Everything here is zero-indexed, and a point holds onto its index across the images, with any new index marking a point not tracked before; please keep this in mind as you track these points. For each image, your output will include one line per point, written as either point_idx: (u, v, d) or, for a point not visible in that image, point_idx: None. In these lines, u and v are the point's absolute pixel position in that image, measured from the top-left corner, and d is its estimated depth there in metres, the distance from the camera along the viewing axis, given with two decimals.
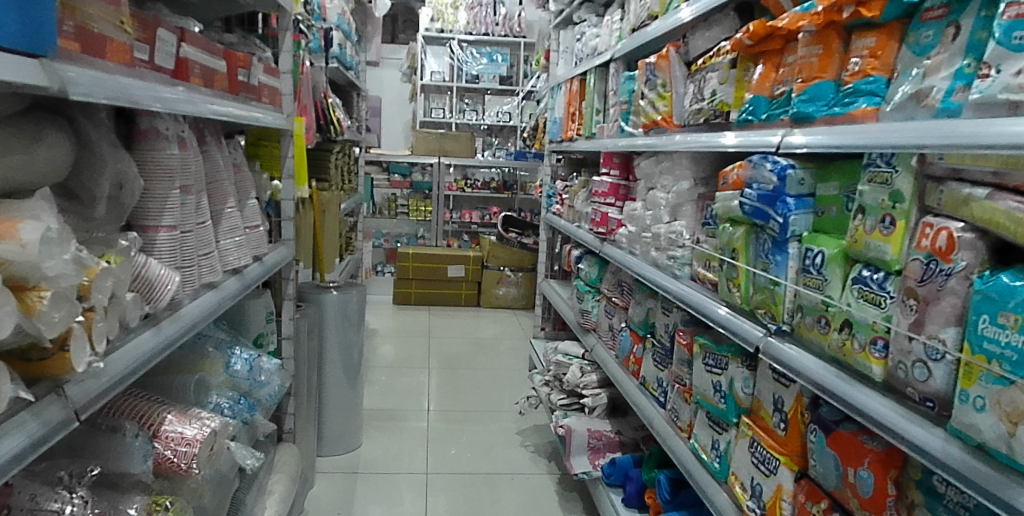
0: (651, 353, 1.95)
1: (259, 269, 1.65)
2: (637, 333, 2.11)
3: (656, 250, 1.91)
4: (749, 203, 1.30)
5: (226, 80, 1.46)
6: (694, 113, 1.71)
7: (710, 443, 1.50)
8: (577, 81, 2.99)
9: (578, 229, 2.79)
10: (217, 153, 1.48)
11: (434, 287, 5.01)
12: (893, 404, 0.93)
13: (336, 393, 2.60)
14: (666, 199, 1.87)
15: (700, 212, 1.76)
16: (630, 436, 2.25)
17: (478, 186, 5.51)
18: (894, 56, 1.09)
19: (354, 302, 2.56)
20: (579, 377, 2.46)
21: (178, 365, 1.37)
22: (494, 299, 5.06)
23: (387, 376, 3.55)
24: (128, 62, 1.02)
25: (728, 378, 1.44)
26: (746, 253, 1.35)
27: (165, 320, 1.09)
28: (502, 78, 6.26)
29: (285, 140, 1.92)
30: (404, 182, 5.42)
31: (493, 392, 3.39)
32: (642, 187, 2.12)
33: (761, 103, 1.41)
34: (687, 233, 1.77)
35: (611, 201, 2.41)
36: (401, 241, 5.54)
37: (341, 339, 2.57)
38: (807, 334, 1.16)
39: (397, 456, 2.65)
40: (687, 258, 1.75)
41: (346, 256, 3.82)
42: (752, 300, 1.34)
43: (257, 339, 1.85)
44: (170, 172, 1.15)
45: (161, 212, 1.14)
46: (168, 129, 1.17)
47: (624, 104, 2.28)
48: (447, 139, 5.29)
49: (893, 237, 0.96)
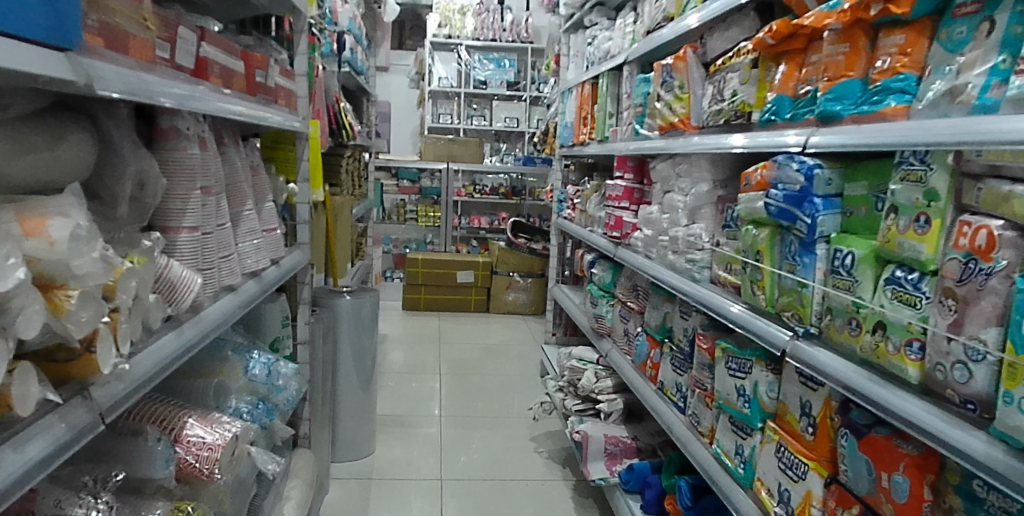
0: (669, 358, 1.94)
1: (276, 273, 1.64)
2: (654, 337, 2.10)
3: (674, 253, 1.90)
4: (775, 204, 1.28)
5: (243, 81, 1.45)
6: (714, 114, 1.70)
7: (733, 448, 1.48)
8: (589, 85, 2.97)
9: (591, 234, 2.78)
10: (235, 155, 1.48)
11: (444, 293, 5.00)
12: (930, 406, 0.90)
13: (349, 398, 2.59)
14: (684, 202, 1.86)
15: (720, 215, 1.74)
16: (647, 442, 2.23)
17: (487, 191, 5.50)
18: (925, 53, 1.08)
19: (367, 306, 2.55)
20: (594, 382, 2.44)
21: (198, 369, 1.36)
22: (504, 305, 5.04)
23: (398, 382, 3.53)
24: (150, 59, 1.01)
25: (752, 382, 1.42)
26: (771, 255, 1.33)
27: (186, 322, 1.08)
28: (509, 83, 6.26)
29: (301, 143, 1.93)
30: (413, 187, 5.41)
31: (505, 397, 3.36)
32: (658, 190, 2.10)
33: (784, 103, 1.39)
34: (706, 235, 1.76)
35: (625, 205, 2.40)
36: (410, 247, 5.53)
37: (354, 344, 2.56)
38: (837, 336, 1.13)
39: (410, 461, 2.64)
40: (706, 261, 1.73)
41: (357, 261, 3.82)
42: (778, 302, 1.32)
43: (273, 344, 1.84)
44: (192, 172, 1.14)
45: (183, 213, 1.13)
46: (189, 129, 1.16)
47: (638, 107, 2.26)
48: (455, 145, 5.29)
49: (928, 236, 0.94)
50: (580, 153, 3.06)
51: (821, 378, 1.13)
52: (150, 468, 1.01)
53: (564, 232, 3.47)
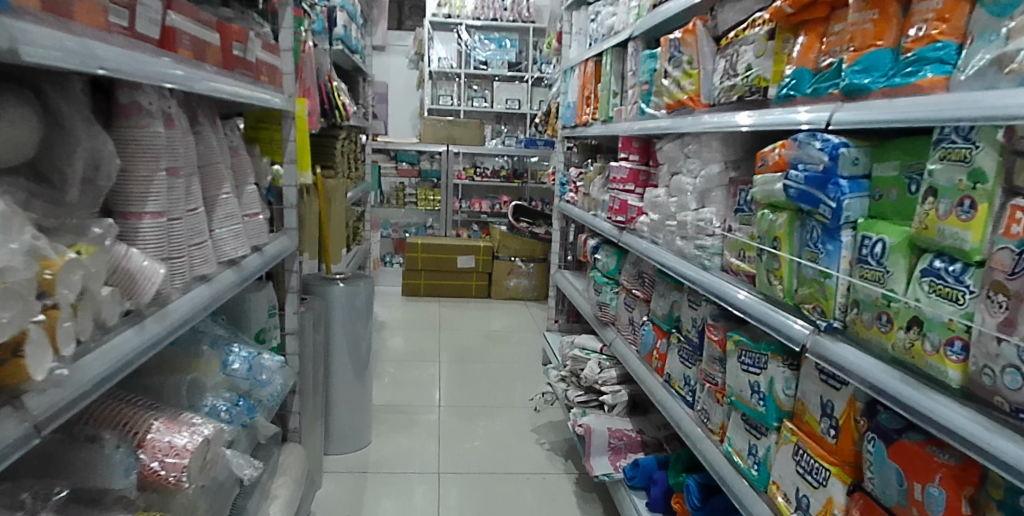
0: (677, 349, 1.84)
1: (258, 261, 1.54)
2: (661, 328, 2.00)
3: (682, 239, 1.80)
4: (795, 187, 1.18)
5: (220, 54, 1.34)
6: (726, 90, 1.58)
7: (746, 448, 1.39)
8: (592, 62, 2.85)
9: (594, 218, 2.67)
10: (212, 135, 1.37)
11: (444, 279, 4.91)
12: (974, 415, 0.80)
13: (344, 389, 2.51)
14: (693, 185, 1.75)
15: (731, 198, 1.63)
16: (652, 435, 2.14)
17: (488, 174, 5.38)
18: (966, 19, 0.95)
19: (361, 293, 2.46)
20: (598, 373, 2.35)
21: (172, 364, 1.27)
22: (505, 291, 4.95)
23: (396, 371, 3.45)
24: (104, 25, 0.90)
25: (768, 378, 1.33)
26: (790, 242, 1.23)
27: (149, 318, 0.98)
28: (511, 64, 6.12)
29: (287, 123, 1.82)
30: (412, 170, 5.29)
31: (506, 386, 3.28)
32: (665, 172, 1.99)
33: (804, 76, 1.27)
34: (717, 220, 1.65)
35: (630, 188, 2.29)
36: (409, 231, 5.42)
37: (349, 332, 2.47)
38: (865, 332, 1.03)
39: (407, 454, 2.56)
40: (717, 247, 1.63)
41: (353, 246, 3.72)
42: (796, 293, 1.22)
43: (258, 335, 1.75)
44: (156, 152, 1.04)
45: (145, 197, 1.02)
46: (152, 105, 1.05)
47: (644, 85, 2.14)
48: (455, 127, 5.21)
49: (974, 223, 0.83)
50: (582, 134, 2.95)
51: (847, 377, 1.04)
52: (110, 478, 0.95)
53: (566, 216, 3.36)
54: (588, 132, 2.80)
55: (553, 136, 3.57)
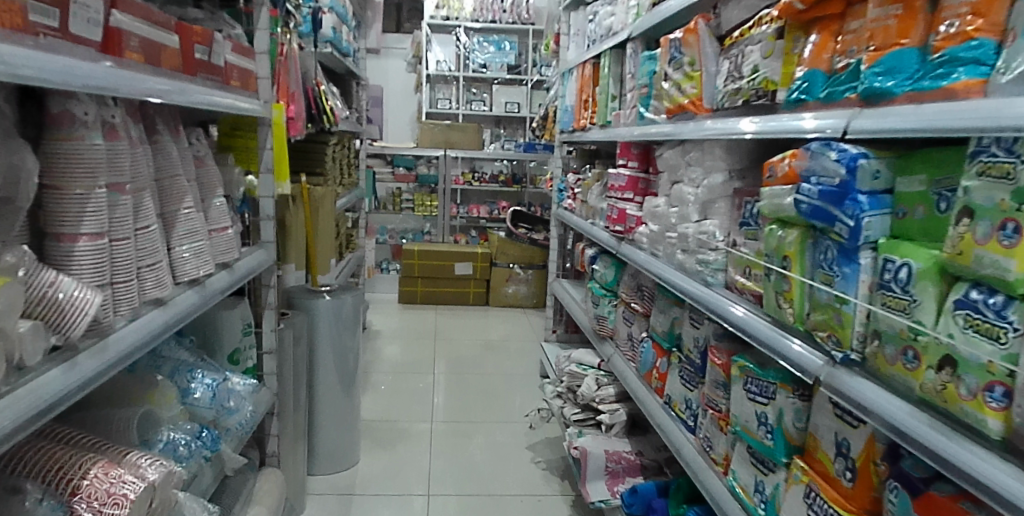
0: (677, 370, 1.73)
1: (226, 279, 1.43)
2: (660, 345, 1.89)
3: (683, 253, 1.69)
4: (807, 202, 1.07)
5: (178, 57, 1.24)
6: (730, 94, 1.47)
7: (751, 484, 1.27)
8: (590, 65, 2.74)
9: (592, 227, 2.56)
10: (172, 144, 1.27)
11: (441, 286, 4.80)
12: (1020, 473, 0.68)
13: (330, 406, 2.40)
14: (695, 195, 1.63)
15: (736, 210, 1.52)
16: (652, 458, 2.03)
17: (487, 179, 5.27)
18: (1006, 13, 0.84)
19: (348, 306, 2.35)
20: (595, 390, 2.23)
21: (124, 395, 1.16)
22: (503, 298, 4.84)
23: (389, 383, 3.33)
24: (22, 27, 0.79)
25: (776, 409, 1.22)
26: (801, 262, 1.13)
27: (82, 354, 0.87)
28: (510, 67, 6.02)
29: (263, 130, 1.71)
30: (409, 175, 5.19)
31: (502, 400, 3.17)
32: (666, 181, 1.88)
33: (817, 79, 1.17)
34: (721, 233, 1.54)
35: (629, 196, 2.18)
36: (406, 237, 5.31)
37: (335, 348, 2.36)
38: (888, 368, 0.92)
39: (396, 474, 2.45)
40: (721, 262, 1.52)
41: (346, 255, 3.62)
42: (808, 319, 1.11)
43: (231, 356, 1.64)
44: (93, 167, 0.93)
45: (80, 217, 0.92)
46: (88, 114, 0.94)
47: (643, 88, 2.03)
48: (453, 131, 5.11)
49: (1019, 250, 0.72)
50: (580, 139, 2.83)
51: (867, 418, 0.93)
52: None
53: (565, 223, 3.25)
54: (587, 137, 2.69)
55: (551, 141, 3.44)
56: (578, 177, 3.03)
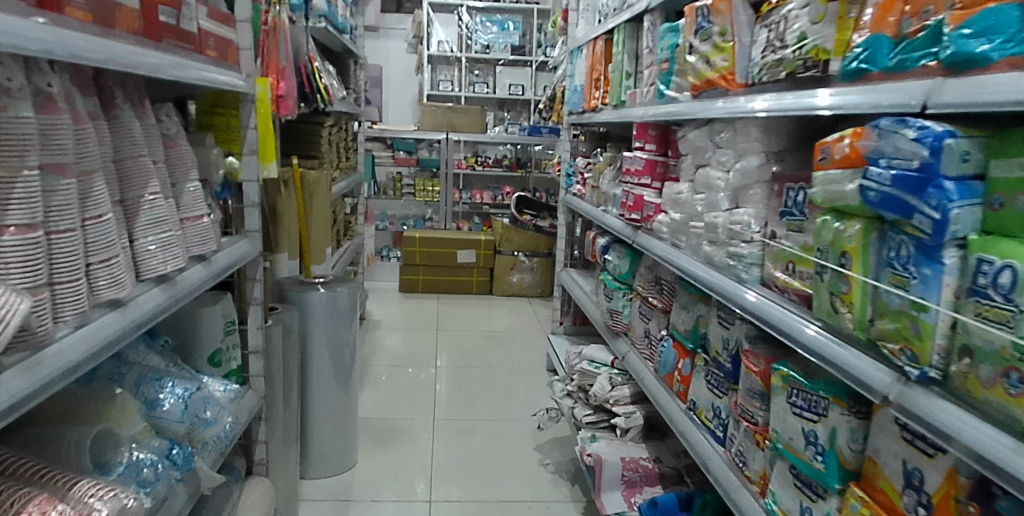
0: (704, 373, 1.59)
1: (204, 275, 1.27)
2: (682, 346, 1.73)
3: (711, 245, 1.53)
4: (876, 189, 0.91)
5: (139, 20, 1.07)
6: (770, 66, 1.28)
7: (795, 510, 1.15)
8: (601, 40, 2.55)
9: (605, 214, 2.39)
10: (135, 121, 1.10)
11: (443, 275, 4.64)
12: None
13: (326, 405, 2.25)
14: (726, 181, 1.47)
15: (774, 198, 1.35)
16: (671, 465, 1.88)
17: (490, 163, 5.08)
18: None
19: (344, 299, 2.19)
20: (609, 391, 2.08)
21: (77, 410, 1.00)
22: (507, 287, 4.68)
23: (389, 376, 3.18)
24: None
25: (827, 428, 1.09)
26: (864, 260, 0.97)
27: (6, 374, 0.70)
28: (513, 48, 5.82)
29: (246, 106, 1.54)
30: (410, 159, 5.01)
31: (507, 396, 3.02)
32: (690, 165, 1.71)
33: (882, 45, 0.99)
34: (756, 224, 1.38)
35: (647, 182, 2.01)
36: (407, 224, 5.14)
37: (330, 345, 2.21)
38: (982, 392, 0.76)
39: (397, 478, 2.30)
40: (756, 257, 1.36)
41: (343, 242, 3.46)
42: (873, 328, 0.96)
43: (212, 358, 1.49)
44: (23, 145, 0.76)
45: (6, 204, 0.75)
46: (16, 81, 0.78)
47: (663, 63, 1.85)
48: (455, 114, 4.94)
49: None
50: (591, 121, 2.65)
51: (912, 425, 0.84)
52: None
53: (573, 210, 3.08)
54: (599, 118, 2.50)
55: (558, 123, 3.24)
56: (588, 162, 2.85)
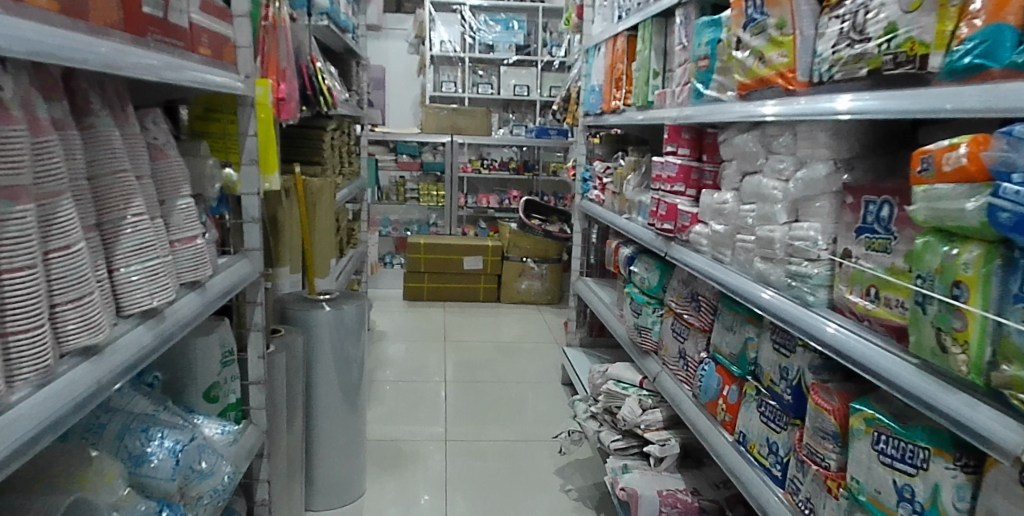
0: (755, 404, 1.42)
1: (196, 305, 1.10)
2: (728, 371, 1.57)
3: (765, 262, 1.37)
4: (1010, 210, 0.75)
5: (120, 11, 0.90)
6: (845, 63, 1.12)
7: None
8: (621, 38, 2.38)
9: (629, 223, 2.22)
10: (115, 130, 0.94)
11: (449, 282, 4.48)
12: None
13: (331, 431, 2.08)
14: (784, 191, 1.31)
15: (844, 211, 1.19)
16: (710, 498, 1.72)
17: (496, 166, 4.92)
18: None
19: (351, 317, 2.03)
20: (639, 415, 1.92)
21: (45, 476, 0.84)
22: (516, 294, 4.50)
23: (397, 392, 3.02)
24: None
25: (927, 483, 0.93)
26: (983, 292, 0.81)
27: None
28: (518, 47, 5.65)
29: (245, 111, 1.38)
30: (413, 163, 4.84)
31: (522, 413, 2.85)
32: (735, 172, 1.55)
33: (1004, 37, 0.81)
34: (823, 240, 1.22)
35: (680, 189, 1.85)
36: (411, 229, 4.97)
37: (336, 366, 2.04)
38: None
39: (408, 508, 2.14)
40: (824, 278, 1.21)
41: (346, 251, 3.30)
42: (996, 374, 0.80)
43: (207, 392, 1.33)
44: None
45: None
46: None
47: (700, 61, 1.69)
48: (460, 116, 4.79)
49: None
50: (611, 123, 2.49)
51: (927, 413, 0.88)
52: None
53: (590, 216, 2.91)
54: (621, 120, 2.34)
55: (572, 124, 3.08)
56: (608, 167, 2.69)
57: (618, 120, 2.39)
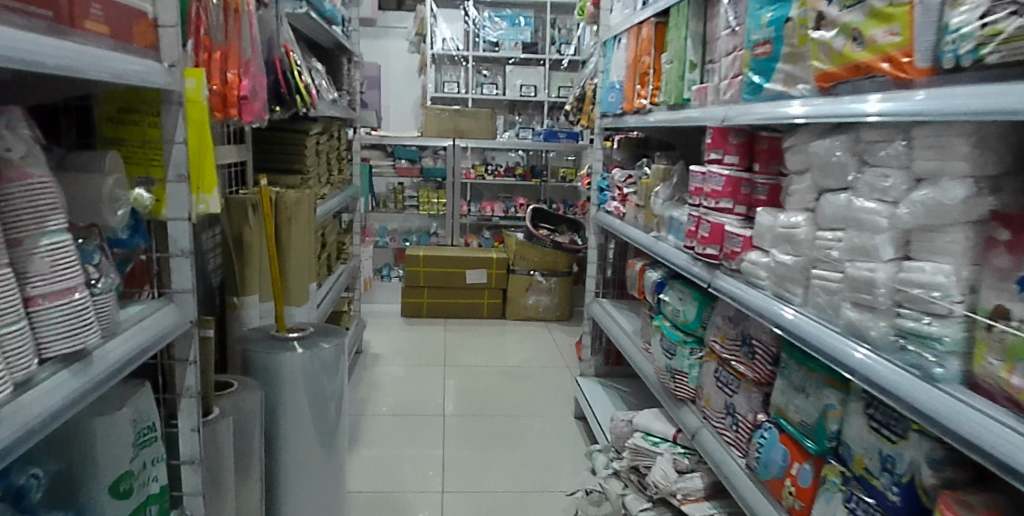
0: (840, 495, 1.07)
1: (72, 388, 0.77)
2: (796, 443, 1.23)
3: (858, 312, 1.04)
4: None
5: None
6: (1001, 36, 0.76)
7: None
8: (647, 25, 2.03)
9: (657, 242, 1.87)
10: None
11: (450, 298, 4.13)
12: None
13: (303, 494, 1.73)
14: (895, 219, 0.96)
15: (996, 250, 0.84)
16: None
17: (501, 172, 4.56)
18: None
19: (327, 360, 1.68)
20: (674, 480, 1.57)
21: None
22: (522, 310, 4.15)
23: (389, 426, 2.67)
24: None
25: None
26: None
27: None
28: (525, 45, 5.31)
29: (170, 109, 1.04)
30: (412, 169, 4.50)
31: (531, 455, 2.50)
32: (813, 189, 1.20)
33: None
34: (959, 289, 0.87)
35: (727, 206, 1.51)
36: (410, 239, 4.62)
37: (308, 419, 1.69)
38: None
39: None
40: (957, 342, 0.86)
41: (333, 269, 2.95)
42: None
43: (117, 488, 1.00)
44: None
45: None
46: None
47: (761, 47, 1.34)
48: (462, 118, 4.48)
49: None
50: (635, 125, 2.14)
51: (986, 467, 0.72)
52: None
53: (607, 230, 2.55)
54: (648, 121, 1.99)
55: (585, 126, 2.71)
56: (630, 174, 2.33)
57: (644, 122, 2.03)
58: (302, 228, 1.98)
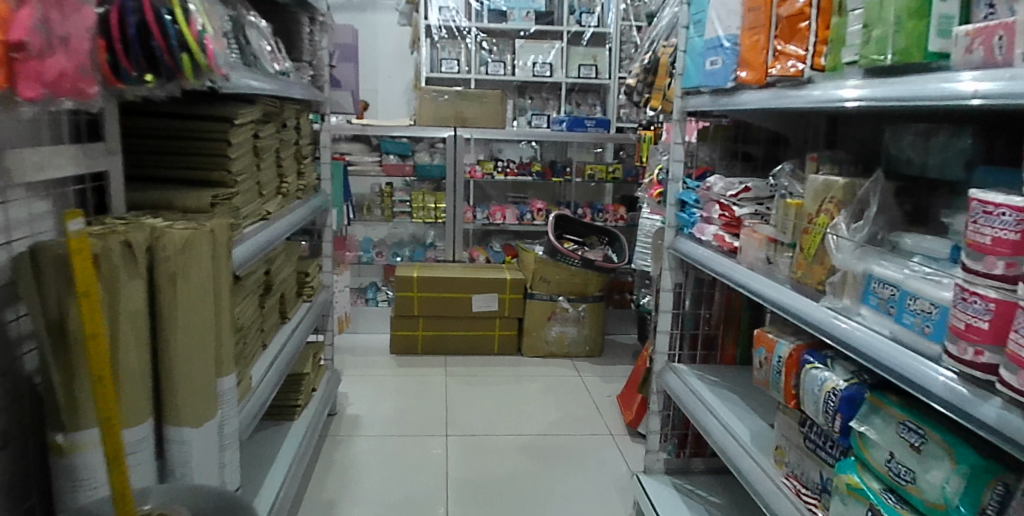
0: None
1: None
2: None
3: None
4: None
5: None
6: None
7: None
8: None
9: (834, 324, 1.01)
10: None
11: (451, 329, 3.29)
12: None
13: None
14: None
15: None
16: None
17: (514, 169, 3.69)
18: None
19: None
20: None
21: None
22: (543, 345, 3.31)
23: None
24: None
25: None
26: None
27: None
28: (539, 15, 4.43)
29: None
30: (403, 166, 3.65)
31: None
32: None
33: None
34: None
35: None
36: (400, 253, 3.76)
37: None
38: None
39: None
40: None
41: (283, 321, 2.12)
42: None
43: None
44: None
45: None
46: None
47: None
48: (465, 102, 3.65)
49: None
50: (768, 108, 1.26)
51: None
52: None
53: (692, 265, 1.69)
54: (810, 100, 1.11)
55: (655, 110, 1.82)
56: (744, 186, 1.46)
57: (795, 100, 1.16)
58: (190, 293, 1.11)
